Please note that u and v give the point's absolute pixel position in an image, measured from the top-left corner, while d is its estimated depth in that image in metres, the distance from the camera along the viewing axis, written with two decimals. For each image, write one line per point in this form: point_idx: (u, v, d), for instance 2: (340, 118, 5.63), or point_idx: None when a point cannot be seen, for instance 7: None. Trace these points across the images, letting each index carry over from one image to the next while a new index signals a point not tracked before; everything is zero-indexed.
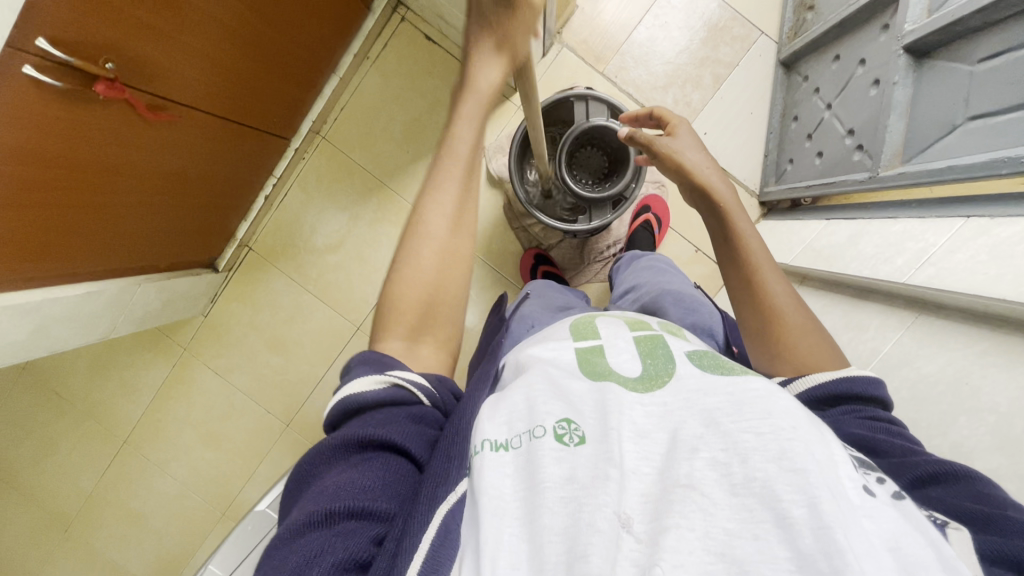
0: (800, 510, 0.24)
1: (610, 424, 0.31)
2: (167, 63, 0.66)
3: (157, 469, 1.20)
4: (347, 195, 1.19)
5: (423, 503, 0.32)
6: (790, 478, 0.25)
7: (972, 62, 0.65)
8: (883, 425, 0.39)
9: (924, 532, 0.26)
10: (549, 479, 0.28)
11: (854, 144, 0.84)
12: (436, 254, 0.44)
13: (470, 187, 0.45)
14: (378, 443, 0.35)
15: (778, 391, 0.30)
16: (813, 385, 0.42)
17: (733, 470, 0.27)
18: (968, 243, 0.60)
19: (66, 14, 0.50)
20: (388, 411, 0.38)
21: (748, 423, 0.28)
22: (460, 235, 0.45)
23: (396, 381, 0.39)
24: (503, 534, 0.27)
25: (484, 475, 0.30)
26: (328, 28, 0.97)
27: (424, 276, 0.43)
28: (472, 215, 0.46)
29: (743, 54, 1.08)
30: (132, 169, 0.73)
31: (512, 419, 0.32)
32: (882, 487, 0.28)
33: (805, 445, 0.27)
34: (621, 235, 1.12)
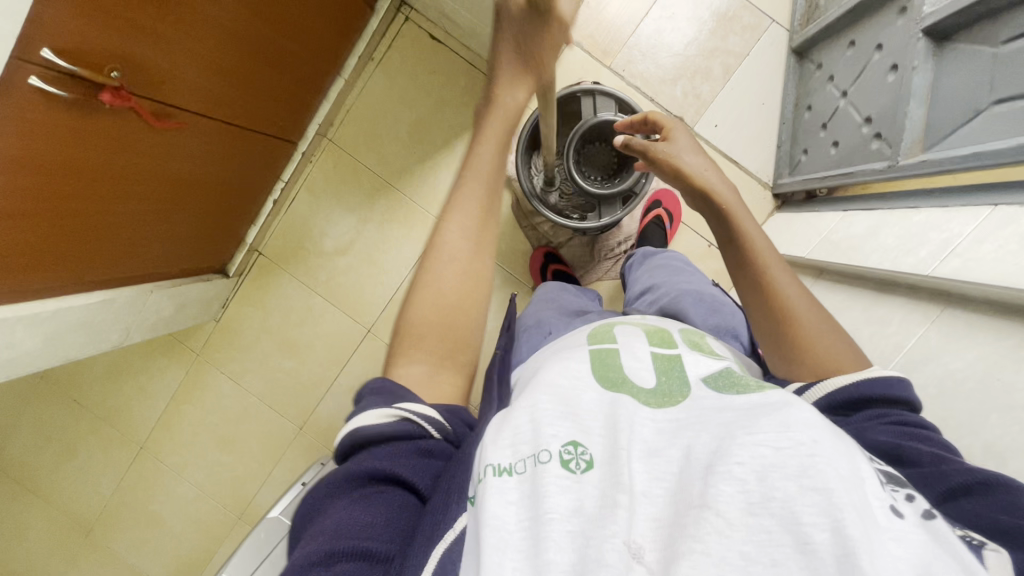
0: (824, 534, 0.22)
1: (620, 443, 0.29)
2: (172, 70, 0.66)
3: (174, 474, 1.21)
4: (356, 198, 1.18)
5: (421, 542, 0.32)
6: (812, 498, 0.23)
7: (995, 44, 0.62)
8: (910, 430, 0.37)
9: (955, 553, 0.23)
10: (555, 510, 0.27)
11: (871, 132, 0.81)
12: (458, 275, 0.43)
13: (492, 206, 0.44)
14: (382, 477, 0.35)
15: (796, 402, 0.29)
16: (832, 390, 0.40)
17: (750, 487, 0.25)
18: (996, 233, 0.57)
19: (69, 23, 0.49)
20: (393, 443, 0.37)
21: (765, 437, 0.26)
22: (482, 256, 0.44)
23: (404, 415, 0.38)
24: (504, 568, 0.25)
25: (489, 504, 0.28)
26: (332, 29, 0.96)
27: (445, 297, 0.43)
28: (494, 235, 0.44)
29: (754, 44, 1.06)
30: (140, 177, 0.73)
31: (516, 443, 0.30)
32: (910, 505, 0.25)
33: (828, 461, 0.25)
34: (631, 231, 1.10)
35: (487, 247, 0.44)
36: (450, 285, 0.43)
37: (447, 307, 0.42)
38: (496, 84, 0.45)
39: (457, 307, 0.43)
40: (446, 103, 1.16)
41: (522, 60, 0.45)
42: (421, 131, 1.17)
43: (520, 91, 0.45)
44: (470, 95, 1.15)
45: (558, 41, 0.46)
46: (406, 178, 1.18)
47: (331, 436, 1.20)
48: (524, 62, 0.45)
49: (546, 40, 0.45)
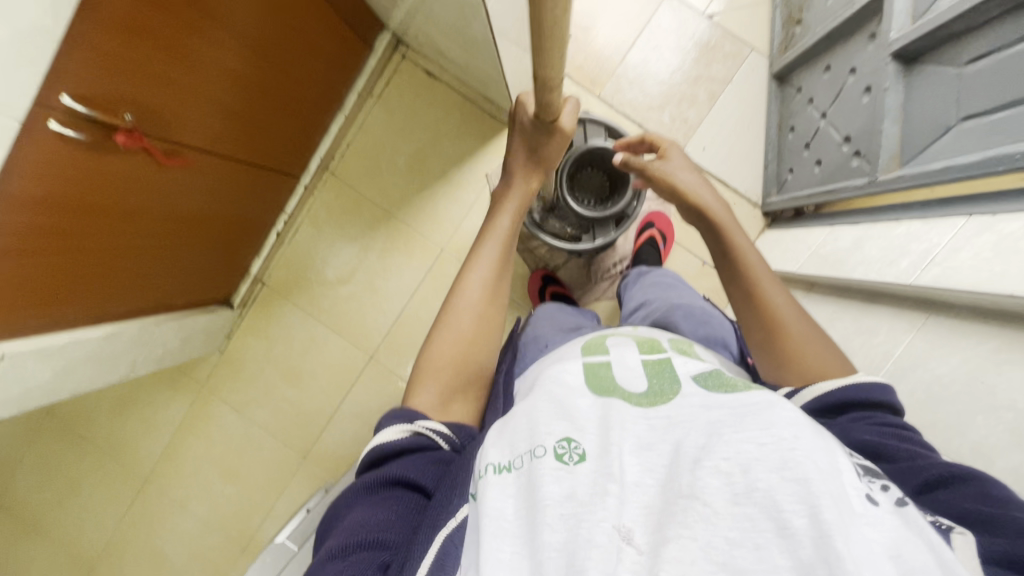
0: (802, 520, 0.24)
1: (611, 439, 0.31)
2: (182, 113, 0.70)
3: (178, 507, 1.20)
4: (357, 228, 1.22)
5: (424, 531, 0.34)
6: (793, 488, 0.25)
7: (959, 64, 0.66)
8: (892, 430, 0.37)
9: (923, 534, 0.25)
10: (549, 496, 0.29)
11: (851, 150, 0.85)
12: (475, 316, 0.48)
13: (506, 263, 0.53)
14: (392, 479, 0.38)
15: (779, 402, 0.30)
16: (820, 394, 0.41)
17: (735, 479, 0.26)
18: (972, 240, 0.60)
19: (88, 73, 0.53)
20: (406, 456, 0.39)
21: (748, 434, 0.28)
22: (495, 304, 0.50)
23: (417, 430, 0.40)
24: (501, 552, 0.28)
25: (488, 497, 0.31)
26: (333, 69, 1.01)
27: (463, 333, 0.47)
28: (505, 290, 0.52)
29: (736, 70, 1.11)
30: (151, 213, 0.77)
31: (514, 441, 0.33)
32: (886, 494, 0.27)
33: (807, 451, 0.26)
34: (626, 253, 1.13)
35: (500, 301, 0.51)
36: (467, 324, 0.48)
37: (462, 344, 0.47)
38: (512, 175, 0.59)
39: (472, 345, 0.47)
40: (443, 134, 1.20)
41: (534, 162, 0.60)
42: (419, 162, 1.21)
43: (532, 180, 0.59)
44: (466, 127, 1.20)
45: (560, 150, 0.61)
46: (405, 207, 1.21)
47: (334, 465, 1.20)
48: (535, 163, 0.60)
49: (552, 147, 0.60)
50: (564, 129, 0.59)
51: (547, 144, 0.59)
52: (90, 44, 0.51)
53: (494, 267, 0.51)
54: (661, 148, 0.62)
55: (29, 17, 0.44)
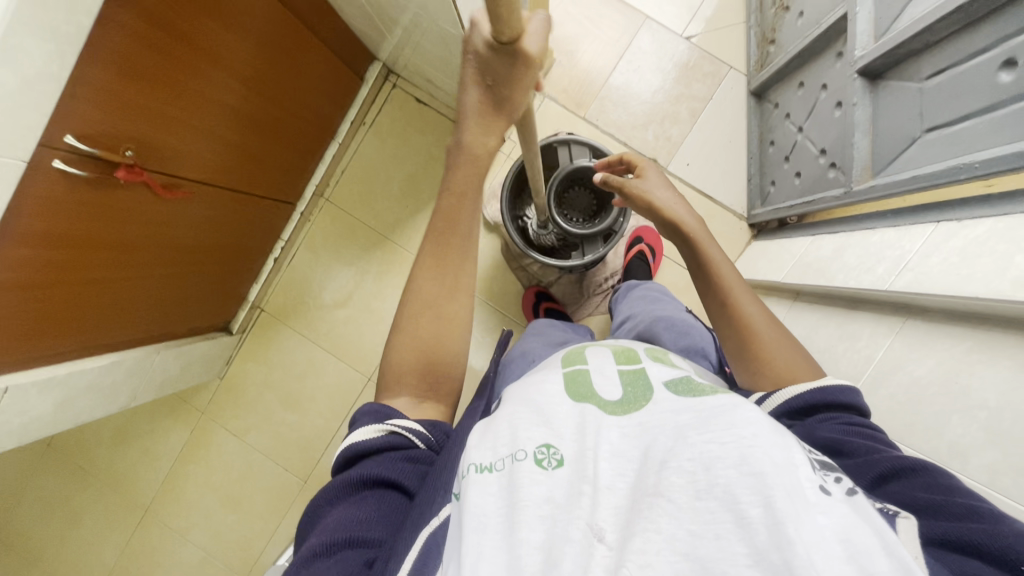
0: (757, 509, 0.27)
1: (587, 444, 0.34)
2: (181, 147, 0.73)
3: (179, 536, 1.20)
4: (352, 252, 1.24)
5: (407, 530, 0.36)
6: (749, 481, 0.28)
7: (920, 79, 0.69)
8: (857, 429, 0.40)
9: (871, 521, 0.28)
10: (528, 497, 0.31)
11: (827, 162, 0.87)
12: (433, 315, 0.46)
13: (464, 254, 0.48)
14: (374, 480, 0.39)
15: (743, 404, 0.33)
16: (788, 397, 0.43)
17: (698, 477, 0.30)
18: (941, 246, 0.62)
19: (91, 114, 0.56)
20: (385, 456, 0.40)
21: (713, 434, 0.31)
22: (457, 297, 0.47)
23: (394, 430, 0.42)
24: (483, 546, 0.29)
25: (470, 495, 0.32)
26: (326, 99, 1.04)
27: (424, 336, 0.46)
28: (469, 278, 0.48)
29: (715, 88, 1.15)
30: (151, 244, 0.79)
31: (496, 445, 0.35)
32: (837, 485, 0.30)
33: (765, 450, 0.30)
34: (617, 267, 1.15)
35: (465, 291, 0.48)
36: (424, 331, 0.46)
37: (423, 351, 0.46)
38: (464, 127, 0.46)
39: (435, 346, 0.46)
40: (434, 159, 1.24)
41: (493, 108, 0.46)
42: (411, 186, 1.24)
43: (492, 135, 0.46)
44: None
45: (530, 83, 0.45)
46: (399, 230, 1.24)
47: None
48: (494, 105, 0.45)
49: (517, 84, 0.45)
50: (530, 56, 0.43)
51: (510, 81, 0.44)
52: (93, 86, 0.54)
53: (449, 270, 0.47)
54: (638, 167, 0.65)
55: (36, 64, 0.47)
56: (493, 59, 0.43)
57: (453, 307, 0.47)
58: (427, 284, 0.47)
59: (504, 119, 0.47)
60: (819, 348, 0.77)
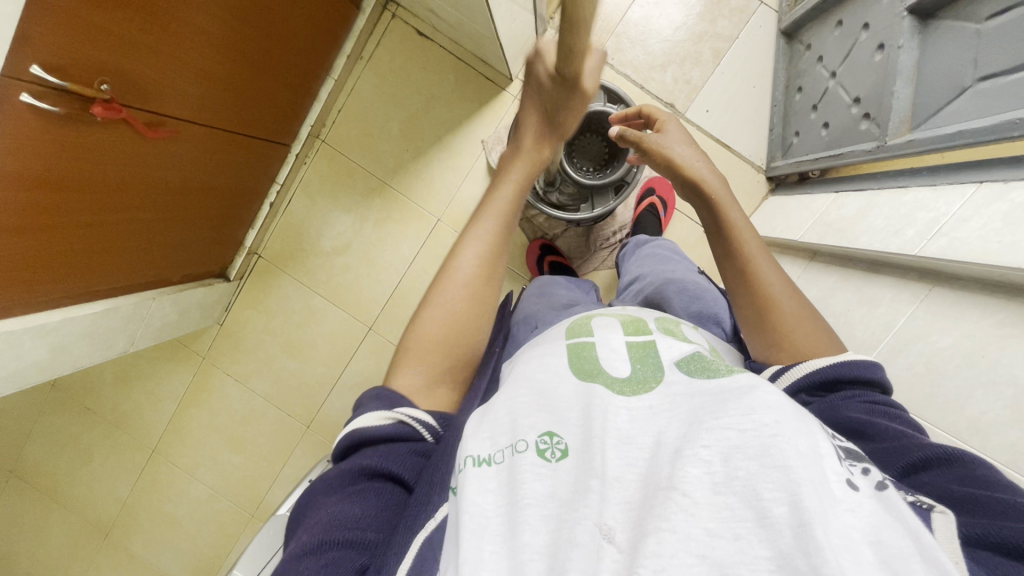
0: (782, 508, 0.25)
1: (593, 432, 0.32)
2: (163, 81, 0.67)
3: (187, 475, 1.23)
4: (351, 197, 1.19)
5: (403, 531, 0.34)
6: (772, 476, 0.26)
7: (979, 20, 0.62)
8: (880, 408, 0.39)
9: (903, 520, 0.26)
10: (530, 496, 0.30)
11: (860, 113, 0.81)
12: (466, 296, 0.48)
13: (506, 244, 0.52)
14: (373, 474, 0.38)
15: (762, 386, 0.31)
16: (803, 374, 0.42)
17: (715, 468, 0.28)
18: (981, 210, 0.58)
19: (56, 40, 0.50)
20: (389, 446, 0.39)
21: (731, 420, 0.29)
22: (489, 282, 0.49)
23: (401, 419, 0.41)
24: (483, 551, 0.29)
25: (469, 492, 0.32)
26: (319, 27, 0.96)
27: (451, 318, 0.47)
28: (501, 268, 0.51)
29: (742, 26, 1.05)
30: (135, 187, 0.75)
31: (495, 434, 0.34)
32: (866, 478, 0.29)
33: (789, 437, 0.28)
34: (626, 220, 1.11)
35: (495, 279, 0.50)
36: (458, 304, 0.47)
37: (452, 326, 0.46)
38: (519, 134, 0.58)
39: (461, 328, 0.47)
40: (437, 99, 1.16)
41: (546, 129, 0.58)
42: (413, 128, 1.17)
43: (546, 147, 0.58)
44: (460, 92, 1.16)
45: (579, 114, 0.59)
46: (400, 175, 1.18)
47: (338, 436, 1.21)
48: (549, 129, 0.58)
49: (569, 112, 0.58)
50: (586, 90, 0.57)
51: (567, 110, 0.58)
52: (51, 6, 0.48)
53: (490, 248, 0.50)
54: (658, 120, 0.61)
55: None
56: (554, 90, 0.57)
57: (490, 292, 0.49)
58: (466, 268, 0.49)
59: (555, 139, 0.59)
60: (835, 313, 0.74)
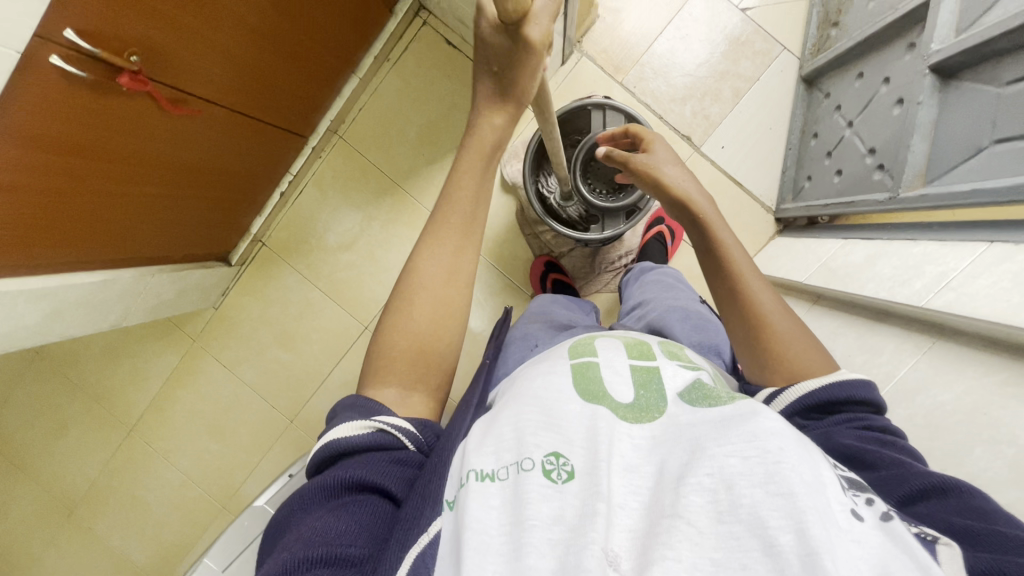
0: (788, 536, 0.25)
1: (599, 457, 0.31)
2: (191, 59, 0.67)
3: (162, 458, 1.21)
4: (362, 194, 1.19)
5: (394, 547, 0.33)
6: (778, 503, 0.26)
7: (1000, 84, 0.64)
8: (874, 435, 0.39)
9: (913, 553, 0.26)
10: (537, 518, 0.29)
11: (874, 163, 0.82)
12: (429, 303, 0.45)
13: (468, 235, 0.47)
14: (358, 486, 0.37)
15: (763, 411, 0.31)
16: (802, 394, 0.41)
17: (720, 497, 0.27)
18: (991, 268, 0.58)
19: (93, 7, 0.51)
20: (371, 456, 0.39)
21: (734, 447, 0.29)
22: (455, 285, 0.46)
23: (382, 428, 0.40)
24: (486, 569, 0.28)
25: (471, 508, 0.30)
26: (350, 25, 0.97)
27: (417, 326, 0.44)
28: (469, 265, 0.47)
29: (764, 69, 1.07)
30: (149, 162, 0.75)
31: (500, 450, 0.33)
32: (870, 508, 0.28)
33: (793, 464, 0.27)
34: (634, 245, 1.09)
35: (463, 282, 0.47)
36: (420, 313, 0.44)
37: (419, 334, 0.44)
38: (475, 116, 0.49)
39: (427, 336, 0.44)
40: (457, 108, 1.17)
41: (499, 96, 0.48)
42: (431, 134, 1.18)
43: (496, 114, 0.49)
44: None
45: (535, 69, 0.47)
46: (413, 178, 1.19)
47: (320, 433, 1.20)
48: (501, 95, 0.48)
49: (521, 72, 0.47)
50: (534, 43, 0.44)
51: (516, 66, 0.46)
52: None
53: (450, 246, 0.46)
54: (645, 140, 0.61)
55: None
56: (497, 39, 0.45)
57: (461, 294, 0.46)
58: (430, 265, 0.45)
59: (511, 107, 0.49)
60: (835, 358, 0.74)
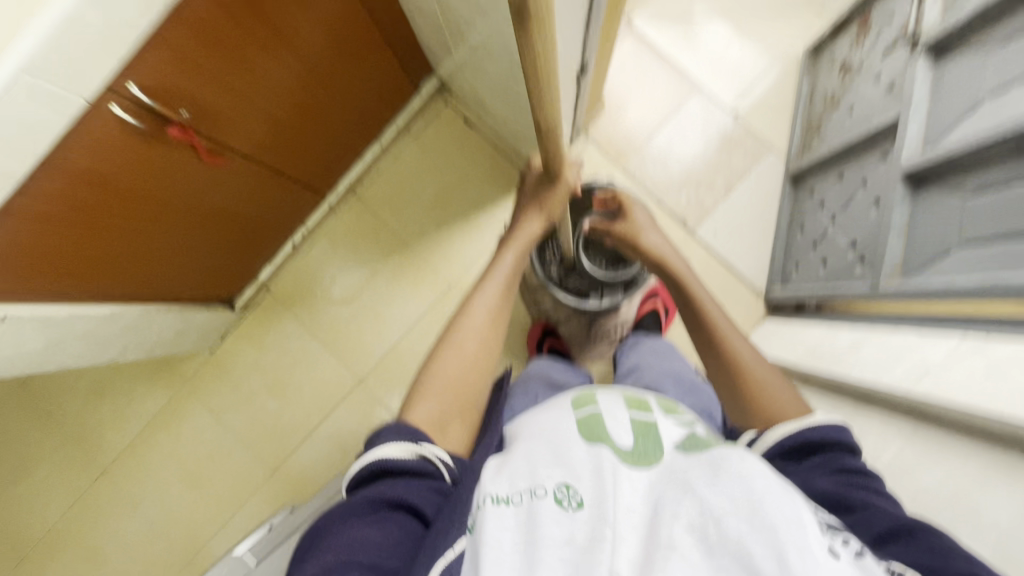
0: (771, 565, 0.27)
1: (605, 488, 0.33)
2: (233, 116, 0.74)
3: (130, 504, 1.17)
4: (370, 251, 1.24)
5: (424, 555, 0.36)
6: (761, 537, 0.28)
7: (965, 194, 0.71)
8: (849, 478, 0.41)
9: None
10: (548, 537, 0.31)
11: (856, 256, 0.89)
12: (473, 344, 0.55)
13: (510, 296, 0.61)
14: (397, 504, 0.42)
15: (748, 458, 0.33)
16: (782, 436, 0.45)
17: (708, 532, 0.29)
18: (964, 359, 0.62)
19: (158, 68, 0.57)
20: (411, 480, 0.43)
21: (722, 488, 0.31)
22: (492, 333, 0.56)
23: (426, 456, 0.45)
24: None
25: (487, 527, 0.33)
26: (378, 98, 1.06)
27: (462, 362, 0.53)
28: (505, 320, 0.59)
29: (754, 165, 1.17)
30: (179, 205, 0.80)
31: (514, 479, 0.36)
32: (845, 547, 0.30)
33: (775, 503, 0.30)
34: (629, 316, 1.07)
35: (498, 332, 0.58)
36: (467, 351, 0.54)
37: (462, 369, 0.53)
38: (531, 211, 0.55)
39: (469, 371, 0.53)
40: (468, 178, 1.24)
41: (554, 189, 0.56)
42: (442, 201, 1.24)
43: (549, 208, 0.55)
44: (493, 175, 1.23)
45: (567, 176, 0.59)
46: (421, 239, 1.24)
47: (299, 488, 1.17)
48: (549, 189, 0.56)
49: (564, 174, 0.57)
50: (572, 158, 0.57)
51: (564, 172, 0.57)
52: (163, 41, 0.55)
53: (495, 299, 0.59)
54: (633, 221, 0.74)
55: None
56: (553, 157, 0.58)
57: (495, 342, 0.56)
58: (476, 313, 0.56)
59: None
60: None
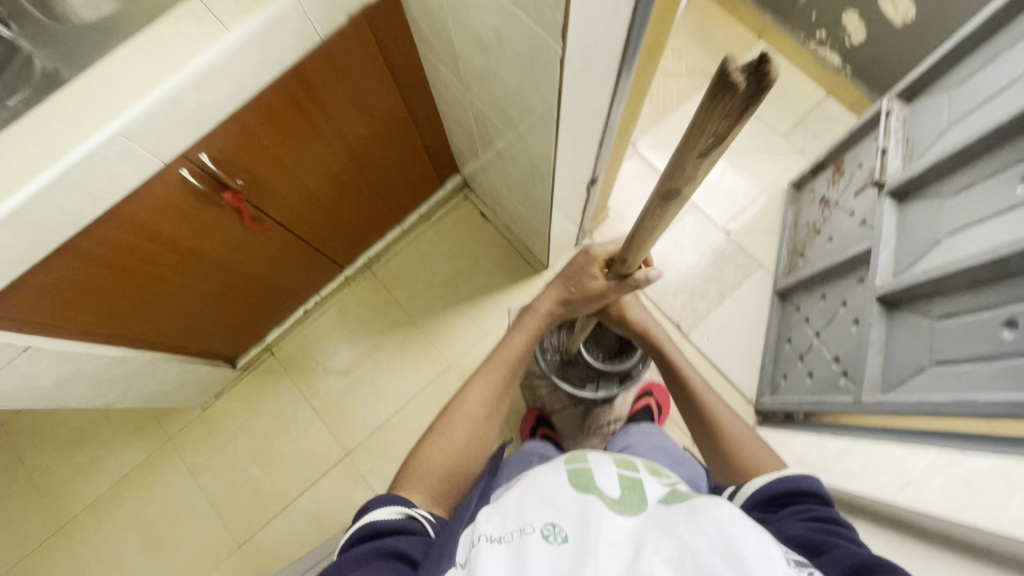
0: None
1: (589, 528, 0.35)
2: (279, 188, 0.83)
3: (82, 567, 1.11)
4: (377, 325, 1.29)
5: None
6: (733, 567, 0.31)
7: (932, 318, 0.78)
8: (824, 527, 0.43)
9: None
10: (535, 565, 0.33)
11: (840, 370, 0.94)
12: (466, 432, 0.60)
13: (508, 388, 0.66)
14: (388, 553, 0.43)
15: (724, 504, 0.36)
16: (756, 488, 0.52)
17: (687, 565, 0.32)
18: (942, 471, 0.65)
19: (227, 141, 0.67)
20: (400, 534, 0.45)
21: (701, 529, 0.34)
22: (485, 421, 0.62)
23: (411, 515, 0.48)
24: None
25: (479, 560, 0.34)
26: (406, 188, 1.18)
27: (453, 448, 0.58)
28: (499, 412, 0.64)
29: (744, 280, 1.26)
30: (214, 263, 0.87)
31: (505, 521, 0.38)
32: None
33: (745, 541, 0.32)
34: (622, 412, 1.14)
35: (492, 421, 0.63)
36: (457, 438, 0.59)
37: (451, 456, 0.58)
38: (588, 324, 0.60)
39: (458, 457, 0.58)
40: (479, 265, 1.32)
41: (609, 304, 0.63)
42: (452, 284, 1.31)
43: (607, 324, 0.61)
44: (502, 265, 1.32)
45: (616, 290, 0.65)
46: (428, 317, 1.29)
47: (265, 565, 1.10)
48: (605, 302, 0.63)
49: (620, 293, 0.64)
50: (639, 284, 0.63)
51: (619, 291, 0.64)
52: (238, 123, 0.66)
53: (493, 389, 0.64)
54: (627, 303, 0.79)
55: (212, 98, 0.60)
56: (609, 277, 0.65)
57: (487, 432, 0.62)
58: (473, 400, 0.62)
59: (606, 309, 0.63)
60: None
